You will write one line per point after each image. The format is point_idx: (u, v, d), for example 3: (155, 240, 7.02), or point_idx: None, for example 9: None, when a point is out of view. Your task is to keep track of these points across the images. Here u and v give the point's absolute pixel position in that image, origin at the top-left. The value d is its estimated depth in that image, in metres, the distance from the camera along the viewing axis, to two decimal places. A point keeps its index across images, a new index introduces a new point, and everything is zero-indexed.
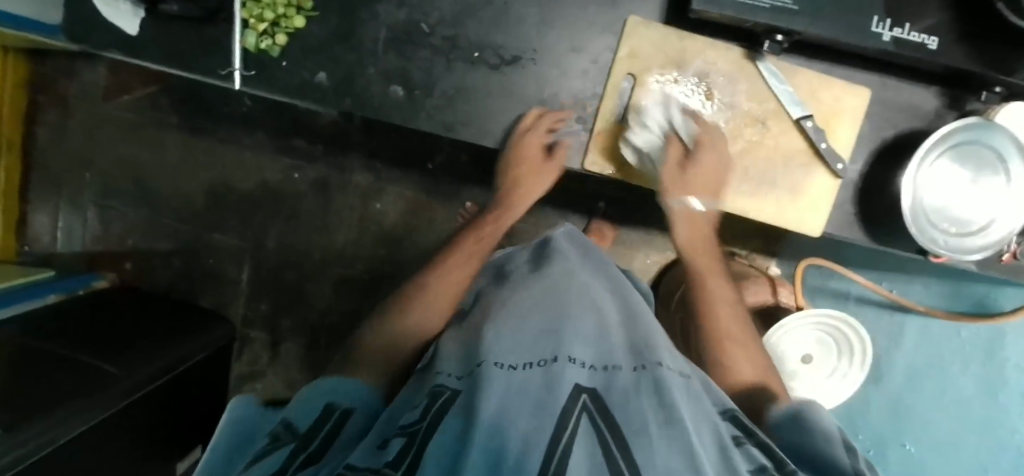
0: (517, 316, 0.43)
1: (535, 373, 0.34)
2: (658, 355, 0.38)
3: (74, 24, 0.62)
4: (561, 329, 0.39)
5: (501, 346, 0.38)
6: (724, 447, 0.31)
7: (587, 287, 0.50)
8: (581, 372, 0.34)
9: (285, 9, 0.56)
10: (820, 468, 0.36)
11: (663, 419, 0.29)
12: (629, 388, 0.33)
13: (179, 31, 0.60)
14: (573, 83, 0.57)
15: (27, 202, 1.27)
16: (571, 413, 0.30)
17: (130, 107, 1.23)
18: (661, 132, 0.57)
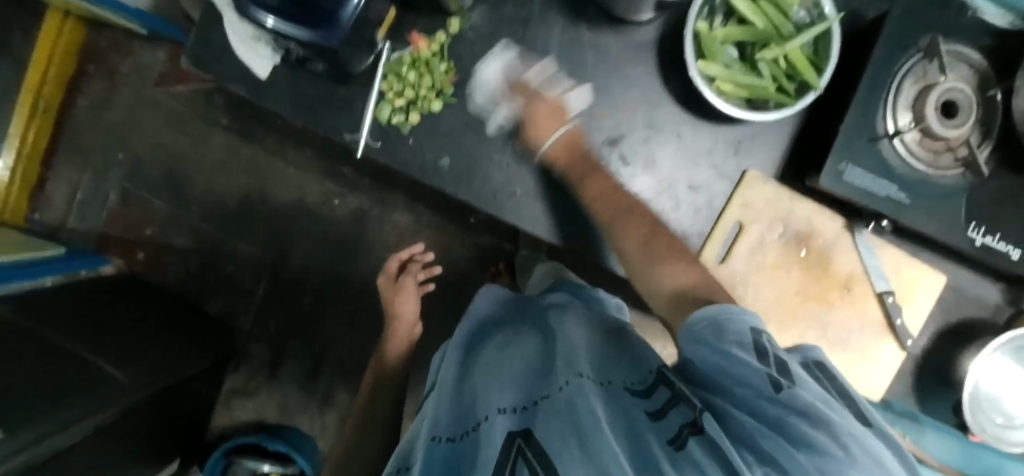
0: (456, 379, 0.49)
1: (468, 449, 0.38)
2: (565, 369, 0.40)
3: (202, 51, 0.60)
4: (489, 387, 0.43)
5: (439, 421, 0.44)
6: (637, 431, 0.30)
7: (525, 331, 0.53)
8: (509, 420, 0.37)
9: (426, 92, 0.57)
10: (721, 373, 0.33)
11: (576, 433, 0.31)
12: (548, 412, 0.35)
13: (309, 84, 0.59)
14: (683, 219, 0.59)
15: (49, 169, 1.18)
16: (506, 460, 0.33)
17: (180, 97, 1.16)
18: (750, 279, 0.60)
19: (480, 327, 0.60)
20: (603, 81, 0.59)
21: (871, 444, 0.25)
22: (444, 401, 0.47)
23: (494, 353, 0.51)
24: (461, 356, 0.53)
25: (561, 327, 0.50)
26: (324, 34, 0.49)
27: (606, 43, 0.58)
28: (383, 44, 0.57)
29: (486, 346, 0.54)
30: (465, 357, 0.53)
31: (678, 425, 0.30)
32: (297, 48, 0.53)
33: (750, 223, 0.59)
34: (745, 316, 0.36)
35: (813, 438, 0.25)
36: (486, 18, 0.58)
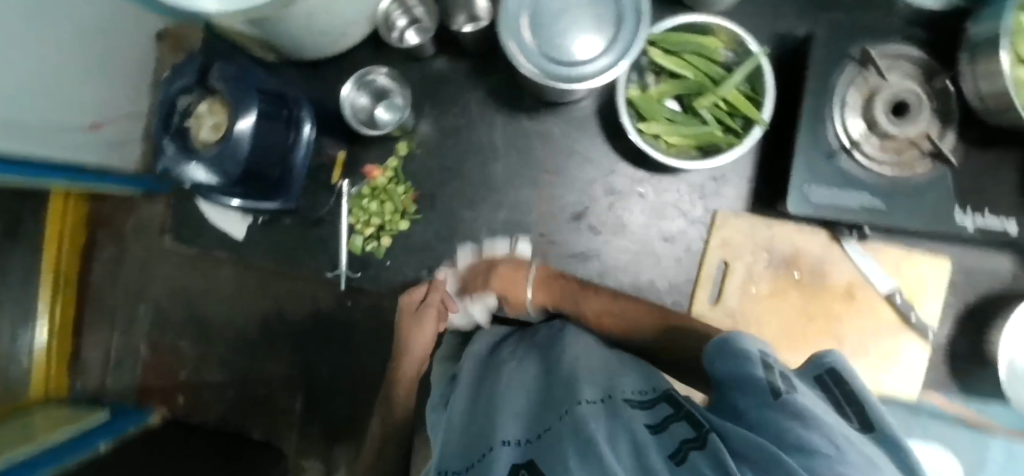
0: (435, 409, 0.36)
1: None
2: (571, 389, 0.29)
3: (184, 229, 0.65)
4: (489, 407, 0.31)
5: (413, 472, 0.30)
6: (642, 448, 0.21)
7: (515, 352, 0.42)
8: (516, 452, 0.25)
9: (392, 216, 0.60)
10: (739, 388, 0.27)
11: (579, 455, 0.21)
12: (545, 439, 0.25)
13: (285, 234, 0.63)
14: (668, 271, 0.60)
15: (80, 338, 1.25)
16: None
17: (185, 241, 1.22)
18: (750, 312, 0.59)
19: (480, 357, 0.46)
20: (556, 160, 0.60)
21: (912, 457, 0.20)
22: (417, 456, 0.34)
23: (475, 369, 0.39)
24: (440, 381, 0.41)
25: (566, 347, 0.40)
26: (285, 196, 0.56)
27: (550, 125, 0.60)
28: (341, 185, 0.61)
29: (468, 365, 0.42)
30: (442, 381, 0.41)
31: (684, 439, 0.22)
32: (263, 213, 0.58)
33: (734, 260, 0.59)
34: (753, 341, 0.30)
35: (843, 438, 0.19)
36: (433, 131, 0.61)
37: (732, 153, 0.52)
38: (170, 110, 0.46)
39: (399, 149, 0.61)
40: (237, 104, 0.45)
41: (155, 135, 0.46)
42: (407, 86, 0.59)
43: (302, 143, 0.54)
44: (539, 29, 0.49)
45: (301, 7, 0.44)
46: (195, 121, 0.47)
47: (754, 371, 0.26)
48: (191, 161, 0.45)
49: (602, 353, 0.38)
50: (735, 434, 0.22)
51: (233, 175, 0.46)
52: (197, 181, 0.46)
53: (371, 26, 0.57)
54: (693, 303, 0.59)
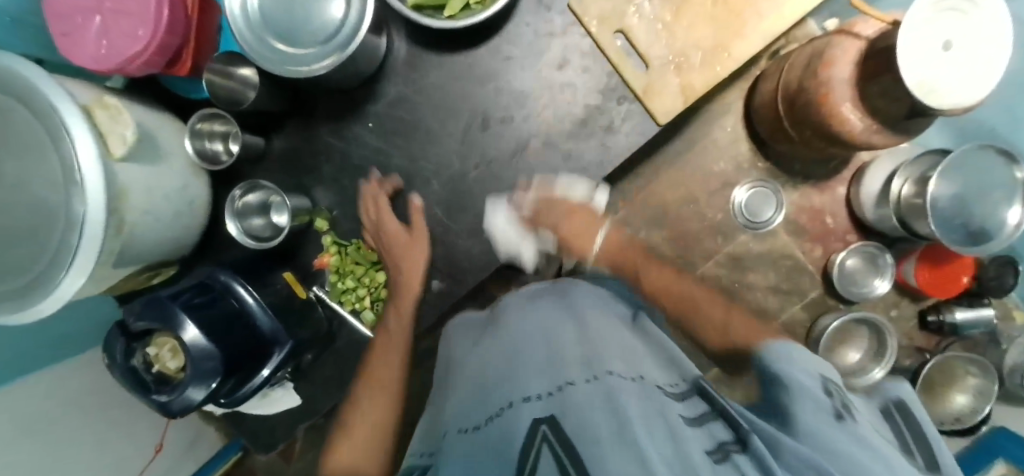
0: (475, 373, 0.43)
1: (491, 434, 0.33)
2: (608, 360, 0.37)
3: (265, 436, 0.67)
4: (515, 368, 0.39)
5: (456, 417, 0.40)
6: (678, 429, 0.30)
7: (543, 305, 0.48)
8: (534, 407, 0.33)
9: (370, 274, 0.62)
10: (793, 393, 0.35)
11: (617, 426, 0.28)
12: (579, 401, 0.32)
13: (324, 365, 0.64)
14: (588, 86, 0.57)
15: None
16: (532, 449, 0.29)
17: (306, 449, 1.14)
18: (676, 46, 0.56)
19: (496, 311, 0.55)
20: (428, 108, 0.59)
21: None
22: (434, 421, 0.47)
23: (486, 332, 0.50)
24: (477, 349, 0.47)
25: (593, 310, 0.46)
26: (279, 347, 0.54)
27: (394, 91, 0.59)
28: (314, 293, 0.61)
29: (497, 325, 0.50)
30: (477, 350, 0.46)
31: (720, 440, 0.30)
32: (287, 368, 0.58)
33: (623, 22, 0.56)
34: (812, 357, 0.39)
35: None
36: (331, 190, 0.61)
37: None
38: (133, 372, 0.47)
39: (322, 226, 0.60)
40: (166, 320, 0.44)
41: (143, 401, 0.47)
42: (266, 182, 0.58)
43: (246, 298, 0.52)
44: (287, 34, 0.48)
45: (136, 213, 0.45)
46: (157, 362, 0.48)
47: (799, 380, 0.35)
48: (184, 390, 0.44)
49: (625, 333, 0.44)
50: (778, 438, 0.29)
51: (217, 370, 0.46)
52: (201, 401, 0.45)
53: (203, 175, 0.56)
54: (631, 86, 0.56)
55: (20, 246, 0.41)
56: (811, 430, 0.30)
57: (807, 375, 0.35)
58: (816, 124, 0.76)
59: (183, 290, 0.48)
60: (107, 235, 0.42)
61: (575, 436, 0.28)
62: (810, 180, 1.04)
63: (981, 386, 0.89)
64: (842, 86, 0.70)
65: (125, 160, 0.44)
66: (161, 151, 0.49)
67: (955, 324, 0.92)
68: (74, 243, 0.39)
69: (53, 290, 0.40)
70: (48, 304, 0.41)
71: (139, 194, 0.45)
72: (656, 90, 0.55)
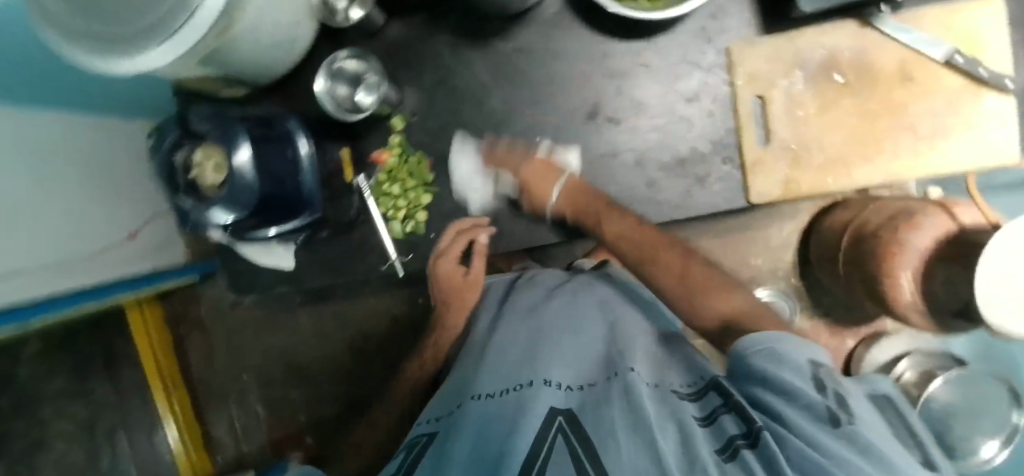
0: (501, 348, 0.50)
1: (508, 400, 0.40)
2: (629, 361, 0.43)
3: (243, 279, 0.68)
4: (538, 355, 0.46)
5: (484, 380, 0.46)
6: (688, 435, 0.33)
7: (569, 299, 0.55)
8: (554, 395, 0.40)
9: (415, 191, 0.61)
10: (784, 391, 0.34)
11: (631, 422, 0.34)
12: (597, 400, 0.39)
13: (328, 247, 0.64)
14: (703, 130, 0.56)
15: (205, 418, 1.16)
16: (546, 433, 0.35)
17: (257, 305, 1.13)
18: (802, 140, 0.55)
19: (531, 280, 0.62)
20: (549, 70, 0.58)
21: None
22: (452, 388, 0.51)
23: (524, 303, 0.56)
24: (502, 327, 0.54)
25: (622, 318, 0.53)
26: (307, 212, 0.54)
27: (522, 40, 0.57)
28: (357, 180, 0.60)
29: (521, 305, 0.56)
30: (504, 326, 0.53)
31: (729, 436, 0.33)
32: (302, 234, 0.60)
33: (768, 90, 0.54)
34: (803, 348, 0.37)
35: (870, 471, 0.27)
36: (419, 96, 0.60)
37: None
38: (172, 168, 0.47)
39: (396, 125, 0.60)
40: (224, 135, 0.45)
41: (171, 199, 0.48)
42: (374, 59, 0.57)
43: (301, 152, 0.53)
44: None
45: (245, 25, 0.44)
46: (197, 169, 0.48)
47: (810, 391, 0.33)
48: (208, 208, 0.46)
49: (653, 348, 0.50)
50: (778, 437, 0.31)
51: (251, 204, 0.47)
52: (222, 224, 0.47)
53: (315, 19, 0.55)
54: (743, 153, 0.55)
55: None
56: (793, 424, 0.31)
57: (801, 374, 0.35)
58: (869, 275, 0.73)
59: (248, 118, 0.49)
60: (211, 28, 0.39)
61: (589, 430, 0.35)
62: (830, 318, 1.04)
63: None
64: (914, 256, 0.65)
65: None
66: None
67: None
68: (177, 23, 0.35)
69: (138, 58, 0.37)
70: (126, 68, 0.37)
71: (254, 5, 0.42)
72: (762, 169, 0.55)
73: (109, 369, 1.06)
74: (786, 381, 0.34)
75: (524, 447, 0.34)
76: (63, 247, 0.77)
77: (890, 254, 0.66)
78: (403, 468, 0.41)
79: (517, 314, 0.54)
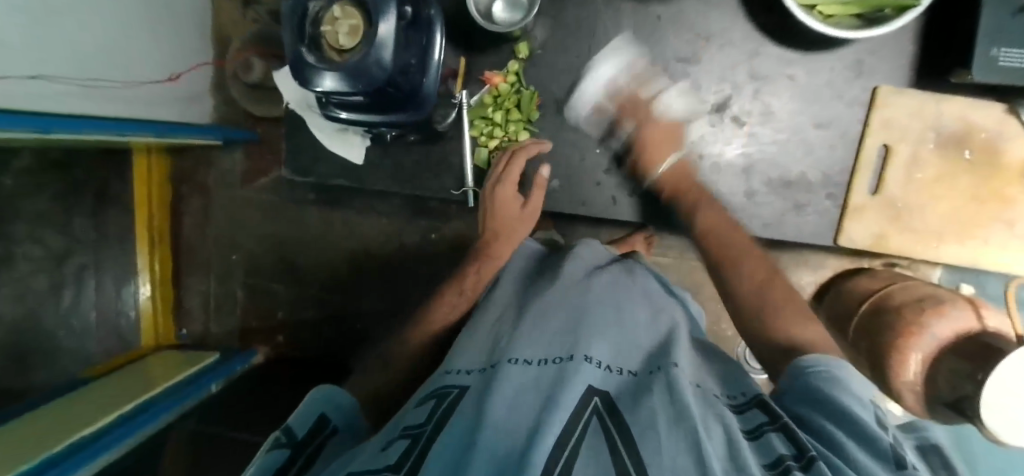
0: (537, 316, 0.43)
1: (546, 371, 0.33)
2: (674, 356, 0.36)
3: (301, 159, 0.65)
4: (579, 328, 0.40)
5: (518, 343, 0.38)
6: (733, 439, 0.27)
7: (614, 282, 0.49)
8: (593, 374, 0.33)
9: (515, 125, 0.59)
10: (845, 420, 0.28)
11: (674, 418, 0.27)
12: (644, 389, 0.32)
13: (406, 153, 0.62)
14: (820, 160, 0.55)
15: (179, 283, 1.03)
16: (582, 413, 0.29)
17: (268, 190, 1.00)
18: (908, 200, 0.55)
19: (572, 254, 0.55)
20: (692, 50, 0.55)
21: None
22: (488, 344, 0.42)
23: (564, 277, 0.49)
24: (538, 299, 0.47)
25: (669, 317, 0.46)
26: (415, 111, 0.52)
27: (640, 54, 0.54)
28: (462, 94, 0.58)
29: (559, 280, 0.49)
30: (540, 299, 0.46)
31: (777, 452, 0.26)
32: (393, 132, 0.57)
33: (896, 142, 0.54)
34: (862, 377, 0.32)
35: None
36: (552, 30, 0.57)
37: (912, 15, 0.43)
38: (303, 15, 0.44)
39: (520, 51, 0.57)
40: (376, 2, 0.42)
41: (291, 46, 0.45)
42: None
43: (434, 53, 0.50)
44: None
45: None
46: (331, 26, 0.44)
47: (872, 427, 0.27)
48: (323, 70, 0.43)
49: (699, 357, 0.43)
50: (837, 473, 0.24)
51: (375, 83, 0.44)
52: (327, 91, 0.45)
53: None
54: (849, 194, 0.55)
55: None
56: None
57: (864, 407, 0.29)
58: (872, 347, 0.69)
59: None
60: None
61: (629, 419, 0.28)
62: None
63: None
64: (929, 342, 0.62)
65: None
66: None
67: None
68: None
69: None
70: None
71: None
72: (863, 215, 0.55)
73: (96, 208, 0.90)
74: (854, 411, 0.28)
75: (556, 428, 0.26)
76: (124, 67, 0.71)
77: (907, 332, 0.64)
78: (429, 423, 0.32)
79: (561, 289, 0.47)
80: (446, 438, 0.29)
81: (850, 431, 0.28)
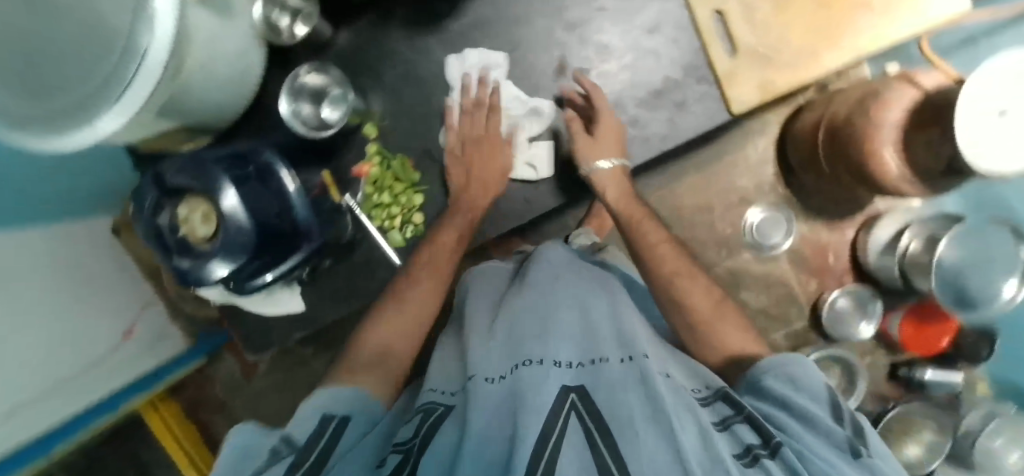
0: (505, 326, 0.45)
1: (518, 376, 0.36)
2: (643, 346, 0.41)
3: (257, 337, 0.67)
4: (549, 330, 0.42)
5: (489, 353, 0.42)
6: (706, 430, 0.32)
7: (565, 276, 0.53)
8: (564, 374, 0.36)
9: (406, 194, 0.60)
10: (800, 416, 0.35)
11: (650, 412, 0.31)
12: (612, 378, 0.36)
13: (335, 276, 0.63)
14: (671, 58, 0.56)
15: None
16: (561, 410, 0.32)
17: (268, 369, 1.02)
18: (766, 43, 0.56)
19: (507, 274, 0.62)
20: (508, 41, 0.57)
21: None
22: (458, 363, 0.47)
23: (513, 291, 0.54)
24: (504, 310, 0.49)
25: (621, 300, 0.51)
26: (309, 242, 0.53)
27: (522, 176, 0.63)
28: (346, 200, 0.58)
29: (513, 288, 0.54)
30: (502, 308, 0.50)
31: (746, 441, 0.32)
32: (306, 268, 0.58)
33: (724, 3, 0.55)
34: (807, 369, 0.39)
35: None
36: (387, 98, 0.58)
37: None
38: (159, 230, 0.46)
39: (370, 132, 0.58)
40: (206, 183, 0.43)
41: (166, 261, 0.47)
42: (334, 69, 0.56)
43: (287, 183, 0.49)
44: None
45: (196, 65, 0.44)
46: (186, 225, 0.45)
47: (825, 420, 0.34)
48: (207, 265, 0.44)
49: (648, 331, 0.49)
50: (797, 456, 0.31)
51: (250, 246, 0.45)
52: (224, 277, 0.46)
53: (263, 47, 0.54)
54: (714, 69, 0.55)
55: (59, 67, 0.41)
56: (810, 446, 0.32)
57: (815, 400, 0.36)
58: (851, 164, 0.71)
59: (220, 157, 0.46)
60: (166, 74, 0.41)
61: (604, 412, 0.32)
62: (824, 217, 1.11)
63: (935, 441, 0.98)
64: (890, 130, 0.64)
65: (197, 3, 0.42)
66: (232, 12, 0.47)
67: (924, 382, 1.02)
68: (126, 80, 0.39)
69: (92, 124, 0.41)
70: (87, 136, 0.42)
71: (201, 50, 0.44)
72: (738, 80, 0.55)
73: None
74: (808, 408, 0.35)
75: (535, 428, 0.30)
76: (89, 346, 0.77)
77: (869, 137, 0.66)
78: (415, 441, 0.37)
79: (525, 292, 0.51)
80: (434, 455, 0.33)
81: (805, 423, 0.34)
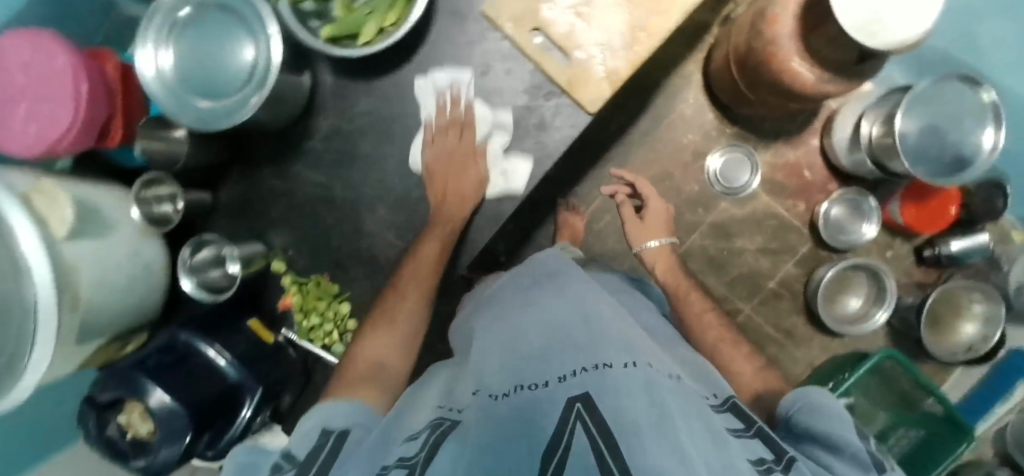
0: (511, 349, 0.46)
1: (527, 397, 0.37)
2: (641, 358, 0.41)
3: None
4: (554, 348, 0.43)
5: (499, 376, 0.43)
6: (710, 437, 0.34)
7: (558, 295, 0.55)
8: (569, 386, 0.37)
9: (331, 308, 0.66)
10: (829, 442, 0.47)
11: (655, 422, 0.32)
12: (615, 385, 0.36)
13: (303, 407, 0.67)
14: (512, 87, 0.61)
15: None
16: (566, 421, 0.33)
17: None
18: (597, 35, 0.55)
19: (495, 302, 0.64)
20: (373, 135, 0.64)
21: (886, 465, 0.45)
22: (458, 381, 0.49)
23: (504, 317, 0.55)
24: (505, 336, 0.50)
25: (618, 314, 0.52)
26: (249, 394, 0.57)
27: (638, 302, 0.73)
28: (283, 335, 0.66)
29: (509, 313, 0.56)
30: (501, 333, 0.51)
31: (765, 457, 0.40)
32: (265, 413, 0.61)
33: (539, 18, 0.55)
34: (829, 401, 0.54)
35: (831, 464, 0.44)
36: (284, 231, 0.67)
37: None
38: (111, 441, 0.51)
39: (279, 267, 0.67)
40: (134, 389, 0.49)
41: (126, 468, 0.51)
42: (211, 237, 0.61)
43: (216, 358, 0.56)
44: (207, 91, 0.52)
45: (90, 288, 0.50)
46: (130, 428, 0.51)
47: (849, 442, 0.46)
48: (155, 457, 0.49)
49: (634, 331, 0.50)
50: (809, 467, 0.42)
51: (186, 425, 0.49)
52: (177, 461, 0.50)
53: (152, 237, 0.59)
54: (557, 79, 0.57)
55: None
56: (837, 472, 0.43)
57: (843, 426, 0.48)
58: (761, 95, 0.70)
59: (147, 355, 0.53)
60: (61, 310, 0.46)
61: (611, 420, 0.32)
62: (780, 136, 1.18)
63: (988, 311, 0.98)
64: None
65: (68, 236, 0.47)
66: (108, 223, 0.54)
67: (952, 255, 1.04)
68: (31, 329, 0.43)
69: (18, 381, 0.44)
70: (16, 395, 0.44)
71: (89, 269, 0.49)
72: (582, 83, 0.56)
73: None
74: (832, 434, 0.47)
75: (545, 444, 0.32)
76: None
77: None
78: (425, 445, 0.36)
79: (524, 316, 0.52)
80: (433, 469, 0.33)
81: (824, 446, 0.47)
